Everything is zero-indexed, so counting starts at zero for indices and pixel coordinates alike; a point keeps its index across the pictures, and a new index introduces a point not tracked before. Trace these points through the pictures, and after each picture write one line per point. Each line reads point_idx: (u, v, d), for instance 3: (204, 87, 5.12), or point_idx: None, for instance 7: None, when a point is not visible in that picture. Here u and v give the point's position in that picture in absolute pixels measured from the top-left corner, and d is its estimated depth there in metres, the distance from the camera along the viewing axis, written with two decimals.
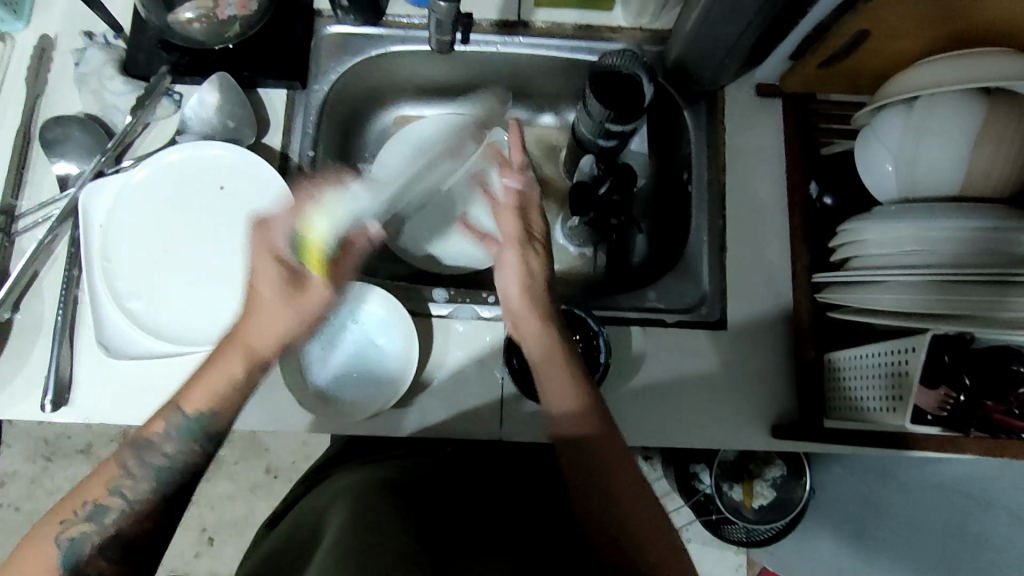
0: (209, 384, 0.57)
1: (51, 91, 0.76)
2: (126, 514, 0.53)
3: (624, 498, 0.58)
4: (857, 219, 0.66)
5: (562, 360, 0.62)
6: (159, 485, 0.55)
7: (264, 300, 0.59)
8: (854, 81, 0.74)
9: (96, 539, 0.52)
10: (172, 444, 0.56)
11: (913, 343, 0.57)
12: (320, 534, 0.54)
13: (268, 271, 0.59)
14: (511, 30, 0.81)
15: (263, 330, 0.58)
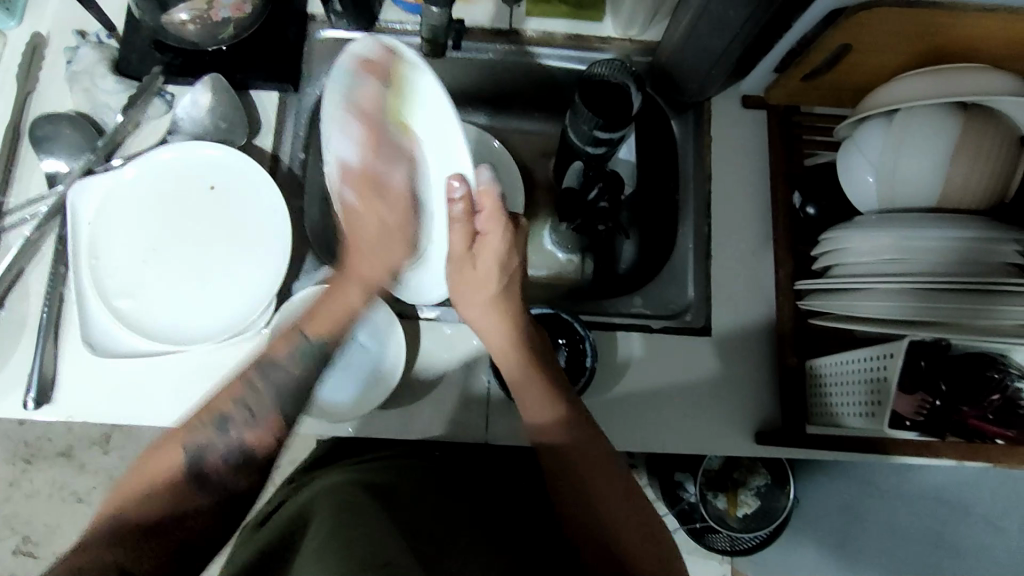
0: (339, 312, 0.63)
1: (42, 89, 0.76)
2: (253, 425, 0.56)
3: (595, 487, 0.61)
4: (839, 228, 0.68)
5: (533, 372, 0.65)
6: (278, 393, 0.58)
7: (388, 222, 0.70)
8: (837, 95, 0.76)
9: (227, 450, 0.55)
10: (297, 363, 0.60)
11: (891, 349, 0.58)
12: (308, 533, 0.54)
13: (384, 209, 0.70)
14: (503, 38, 0.82)
15: (388, 257, 0.68)
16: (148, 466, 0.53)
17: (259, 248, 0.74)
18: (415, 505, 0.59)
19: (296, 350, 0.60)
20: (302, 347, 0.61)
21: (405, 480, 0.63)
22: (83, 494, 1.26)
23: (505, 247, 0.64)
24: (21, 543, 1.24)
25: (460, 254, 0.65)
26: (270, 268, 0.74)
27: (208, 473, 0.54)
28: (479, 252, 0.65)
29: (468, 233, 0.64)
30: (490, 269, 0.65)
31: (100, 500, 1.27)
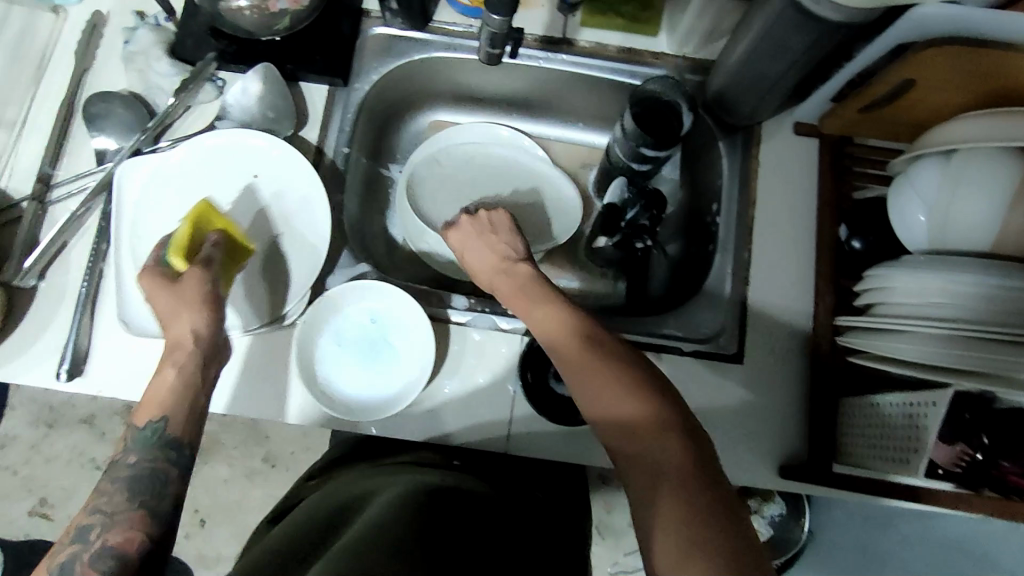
0: (183, 395, 0.58)
1: (98, 66, 0.77)
2: (112, 526, 0.52)
3: (658, 451, 0.48)
4: (886, 266, 0.66)
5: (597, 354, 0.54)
6: (132, 487, 0.54)
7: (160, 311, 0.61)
8: (893, 129, 0.74)
9: (87, 557, 0.50)
10: (133, 454, 0.56)
11: (933, 398, 0.57)
12: (347, 529, 0.56)
13: (194, 319, 0.60)
14: (554, 47, 0.81)
15: (187, 321, 0.60)
16: None
17: (298, 236, 0.75)
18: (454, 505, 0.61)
19: (138, 438, 0.56)
20: (137, 432, 0.56)
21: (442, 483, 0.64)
22: (99, 462, 1.28)
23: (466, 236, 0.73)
24: (37, 505, 1.27)
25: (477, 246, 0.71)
26: (307, 258, 0.74)
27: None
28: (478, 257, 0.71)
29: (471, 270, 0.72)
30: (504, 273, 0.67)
31: None
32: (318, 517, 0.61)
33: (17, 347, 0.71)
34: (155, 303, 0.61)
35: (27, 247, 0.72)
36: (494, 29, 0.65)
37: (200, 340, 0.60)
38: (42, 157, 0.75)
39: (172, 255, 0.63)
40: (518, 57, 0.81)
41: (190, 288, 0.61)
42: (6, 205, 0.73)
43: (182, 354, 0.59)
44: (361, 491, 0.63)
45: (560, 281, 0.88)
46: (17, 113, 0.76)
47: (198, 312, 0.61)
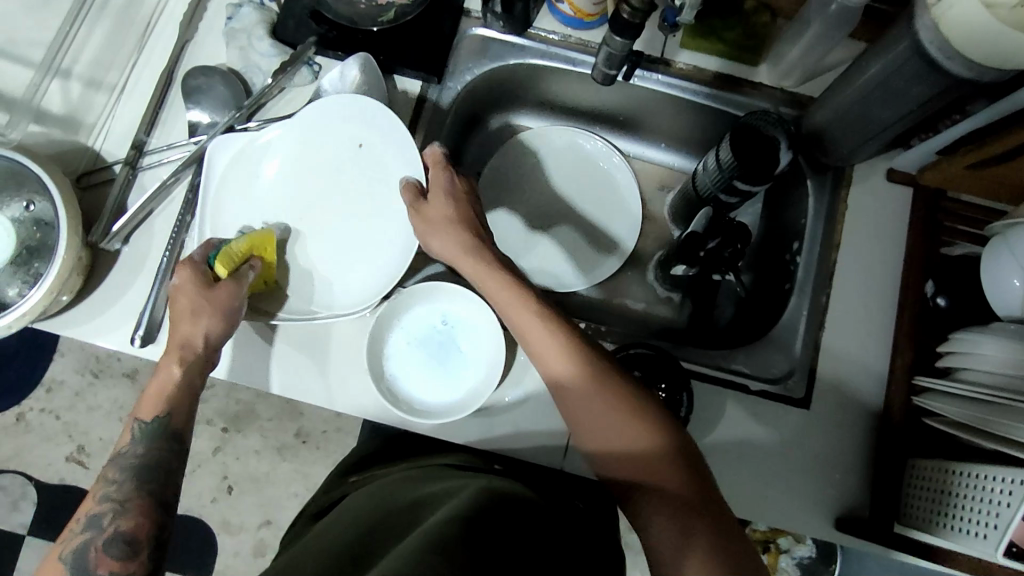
0: (160, 391, 0.61)
1: (200, 39, 0.78)
2: (121, 513, 0.56)
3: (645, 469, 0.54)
4: (981, 331, 0.64)
5: (599, 393, 0.58)
6: (140, 475, 0.59)
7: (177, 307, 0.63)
8: (997, 190, 0.72)
9: (99, 542, 0.55)
10: (140, 444, 0.60)
11: (1021, 477, 0.55)
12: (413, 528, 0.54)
13: (192, 324, 0.63)
14: (652, 66, 0.80)
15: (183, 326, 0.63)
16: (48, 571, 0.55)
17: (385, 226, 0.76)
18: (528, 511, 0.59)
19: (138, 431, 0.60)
20: (143, 424, 0.60)
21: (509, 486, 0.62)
22: None
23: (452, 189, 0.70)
24: (74, 452, 1.30)
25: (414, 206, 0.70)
26: (395, 249, 0.74)
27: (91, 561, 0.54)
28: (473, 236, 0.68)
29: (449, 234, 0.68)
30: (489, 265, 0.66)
31: None
32: (361, 519, 0.60)
33: (96, 307, 0.72)
34: (179, 294, 0.63)
35: (116, 211, 0.73)
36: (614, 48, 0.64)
37: (211, 343, 0.64)
38: (138, 123, 0.76)
39: (217, 265, 0.65)
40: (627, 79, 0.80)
41: (220, 300, 0.64)
42: (99, 167, 0.74)
43: (191, 355, 0.63)
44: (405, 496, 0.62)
45: (624, 300, 0.88)
46: (118, 77, 0.77)
47: (210, 314, 0.63)
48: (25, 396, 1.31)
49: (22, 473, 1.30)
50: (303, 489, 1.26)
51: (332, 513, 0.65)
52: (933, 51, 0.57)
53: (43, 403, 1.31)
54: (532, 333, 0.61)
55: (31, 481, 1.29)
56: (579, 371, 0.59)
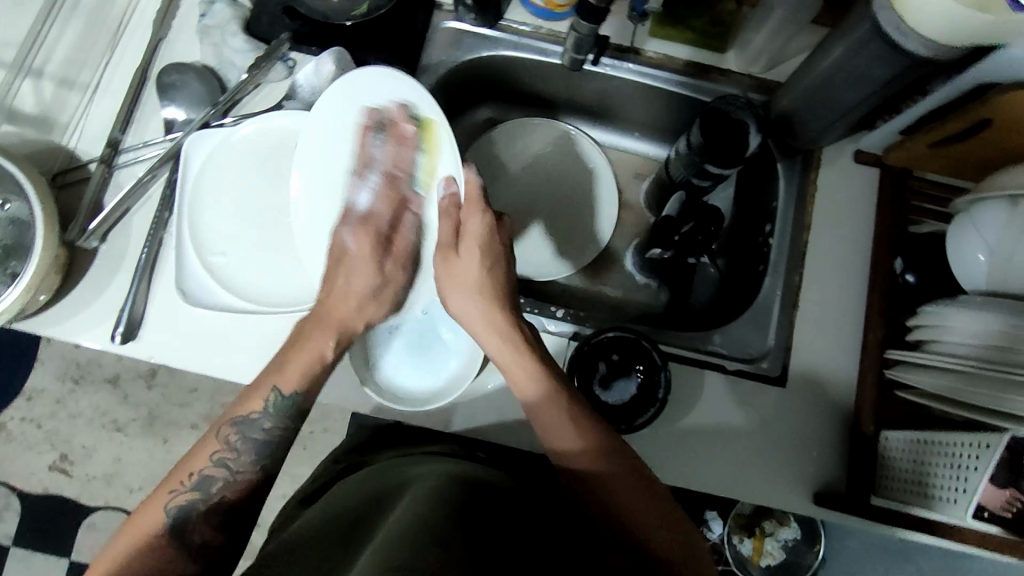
0: (305, 361, 0.63)
1: (173, 36, 0.78)
2: (230, 483, 0.59)
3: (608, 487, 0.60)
4: (944, 304, 0.66)
5: (564, 414, 0.63)
6: (259, 452, 0.60)
7: (342, 293, 0.67)
8: (958, 167, 0.74)
9: (203, 504, 0.57)
10: (270, 417, 0.61)
11: (987, 441, 0.57)
12: (390, 513, 0.55)
13: (358, 283, 0.67)
14: (623, 56, 0.81)
15: (362, 313, 0.68)
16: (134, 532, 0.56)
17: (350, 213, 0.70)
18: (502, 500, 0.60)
19: (272, 405, 0.61)
20: (277, 400, 0.61)
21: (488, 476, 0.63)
22: (121, 424, 1.30)
23: (487, 232, 0.67)
24: (58, 460, 1.28)
25: (444, 243, 0.67)
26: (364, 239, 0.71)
27: (187, 530, 0.56)
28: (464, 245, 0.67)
29: (455, 224, 0.67)
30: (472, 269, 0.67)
31: (137, 432, 1.30)
32: (351, 503, 0.61)
33: (74, 305, 0.72)
34: (354, 272, 0.67)
35: (93, 209, 0.73)
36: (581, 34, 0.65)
37: (365, 322, 0.69)
38: (112, 122, 0.76)
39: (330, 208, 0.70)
40: (597, 65, 0.81)
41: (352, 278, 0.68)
42: (74, 166, 0.74)
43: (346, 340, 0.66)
44: (393, 480, 0.63)
45: (602, 287, 0.90)
46: (91, 76, 0.77)
47: (389, 293, 0.70)
48: (5, 405, 1.29)
49: (5, 483, 1.28)
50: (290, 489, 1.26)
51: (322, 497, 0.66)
52: (893, 32, 0.59)
53: (24, 412, 1.29)
54: (501, 349, 0.66)
55: (15, 491, 1.28)
56: (527, 384, 0.64)
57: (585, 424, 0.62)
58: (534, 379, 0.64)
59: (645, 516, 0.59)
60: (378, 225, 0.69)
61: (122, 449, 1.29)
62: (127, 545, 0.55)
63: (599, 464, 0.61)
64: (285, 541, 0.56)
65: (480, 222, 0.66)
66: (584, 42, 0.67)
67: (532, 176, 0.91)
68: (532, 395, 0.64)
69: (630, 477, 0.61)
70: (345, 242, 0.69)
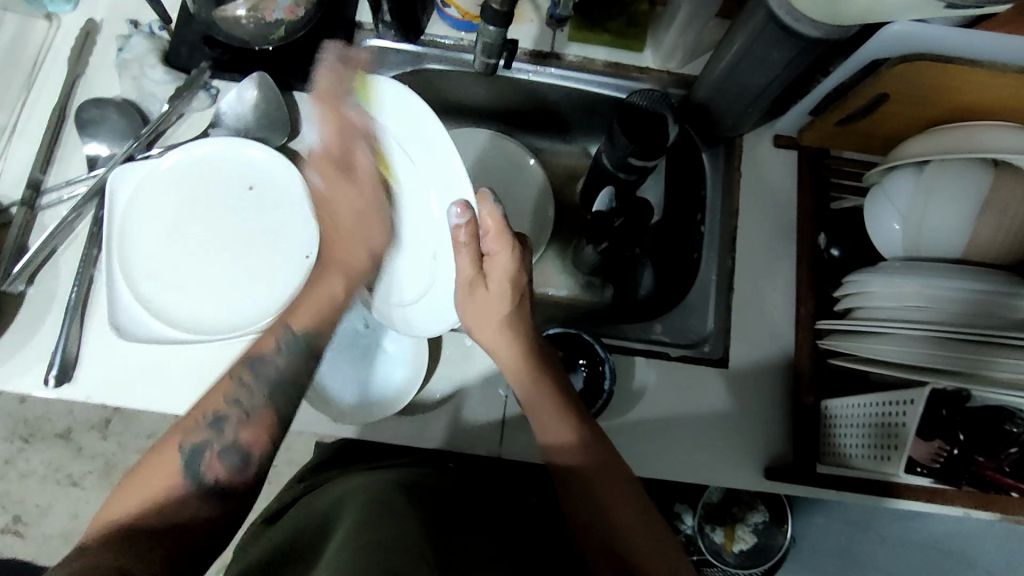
0: (317, 299, 0.68)
1: (91, 74, 0.78)
2: (246, 425, 0.59)
3: (600, 491, 0.61)
4: (863, 272, 0.69)
5: (547, 404, 0.64)
6: (271, 393, 0.61)
7: (339, 223, 0.74)
8: (867, 143, 0.78)
9: (218, 448, 0.57)
10: (283, 355, 0.63)
11: (912, 396, 0.59)
12: (337, 527, 0.54)
13: (353, 246, 0.74)
14: (543, 60, 0.83)
15: (355, 242, 0.74)
16: (157, 454, 0.57)
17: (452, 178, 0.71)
18: (450, 509, 0.59)
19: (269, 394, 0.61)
20: (289, 338, 0.64)
21: (439, 487, 0.63)
22: (77, 477, 1.25)
23: (514, 266, 0.62)
24: (10, 522, 1.23)
25: (469, 276, 0.65)
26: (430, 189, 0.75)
27: (201, 471, 0.56)
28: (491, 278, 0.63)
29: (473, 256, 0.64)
30: (502, 288, 0.63)
31: (95, 485, 1.25)
32: (311, 511, 0.61)
33: (3, 353, 0.70)
34: (337, 206, 0.75)
35: (17, 252, 0.72)
36: (493, 39, 0.66)
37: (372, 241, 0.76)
38: (32, 163, 0.75)
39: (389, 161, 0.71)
40: (510, 70, 0.83)
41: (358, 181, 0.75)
42: None
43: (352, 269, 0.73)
44: (350, 484, 0.63)
45: (548, 289, 0.90)
46: (7, 118, 0.76)
47: (373, 216, 0.76)
48: None
49: None
50: None
51: (286, 513, 0.66)
52: (784, 15, 0.63)
53: None
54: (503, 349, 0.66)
55: None
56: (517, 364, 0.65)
57: (570, 415, 0.64)
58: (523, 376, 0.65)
59: (623, 512, 0.60)
60: (331, 152, 0.73)
61: (78, 503, 1.25)
62: (151, 484, 0.54)
63: (581, 456, 0.62)
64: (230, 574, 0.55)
65: (508, 258, 0.61)
66: (495, 45, 0.67)
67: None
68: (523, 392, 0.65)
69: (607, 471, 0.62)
70: (314, 183, 0.75)
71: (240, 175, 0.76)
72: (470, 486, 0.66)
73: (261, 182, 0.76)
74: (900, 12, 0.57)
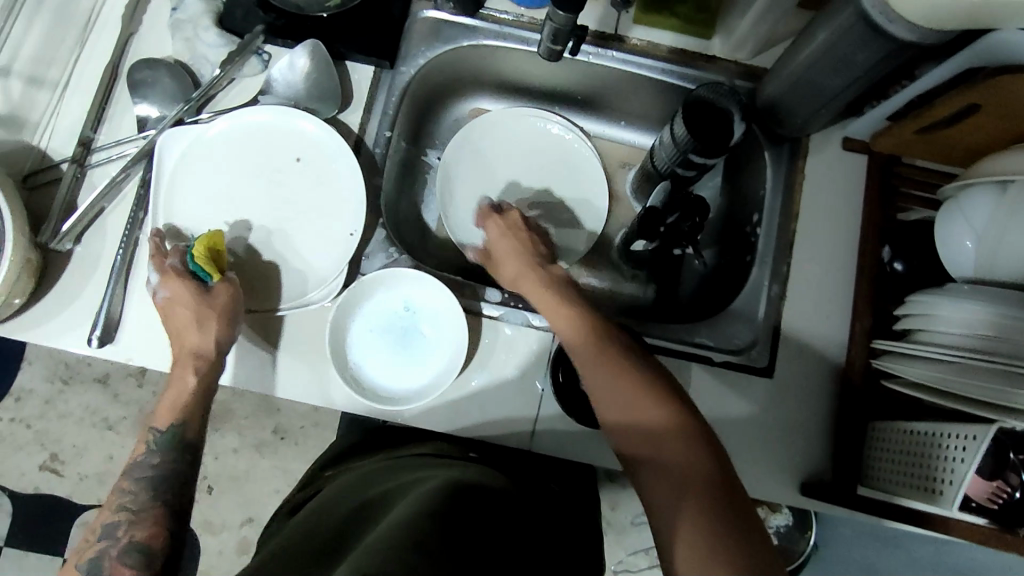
0: (177, 390, 0.65)
1: (145, 32, 0.77)
2: (136, 523, 0.58)
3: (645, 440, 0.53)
4: (929, 293, 0.65)
5: (593, 362, 0.60)
6: (155, 488, 0.61)
7: (180, 319, 0.65)
8: (946, 152, 0.73)
9: (113, 551, 0.56)
10: (153, 454, 0.62)
11: (974, 431, 0.56)
12: (381, 515, 0.54)
13: (196, 334, 0.65)
14: (606, 43, 0.80)
15: (196, 337, 0.65)
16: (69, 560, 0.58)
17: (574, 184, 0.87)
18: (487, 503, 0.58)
19: (153, 441, 0.63)
20: (158, 436, 0.63)
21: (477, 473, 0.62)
22: (113, 423, 1.28)
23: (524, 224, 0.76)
24: (48, 460, 1.26)
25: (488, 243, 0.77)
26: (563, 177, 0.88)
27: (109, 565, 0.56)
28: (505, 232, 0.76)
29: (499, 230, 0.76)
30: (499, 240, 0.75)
31: (129, 431, 1.28)
32: (330, 514, 0.58)
33: (47, 310, 0.71)
34: (179, 305, 0.66)
35: (66, 210, 0.72)
36: (559, 22, 0.63)
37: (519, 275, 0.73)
38: (84, 120, 0.74)
39: (209, 274, 0.66)
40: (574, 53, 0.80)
41: (221, 305, 0.66)
42: (45, 166, 0.73)
43: (204, 363, 0.65)
44: (380, 486, 0.61)
45: (591, 280, 0.88)
46: (60, 73, 0.75)
47: (209, 315, 0.65)
48: None
49: None
50: (283, 485, 1.25)
51: (311, 504, 0.65)
52: (876, 15, 0.58)
53: (11, 412, 1.27)
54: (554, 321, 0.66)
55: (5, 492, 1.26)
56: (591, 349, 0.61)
57: (658, 395, 0.55)
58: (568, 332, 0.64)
59: (667, 447, 0.52)
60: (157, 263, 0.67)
61: (111, 447, 1.27)
62: None
63: (675, 444, 0.52)
64: (257, 566, 0.54)
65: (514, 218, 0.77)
66: (561, 28, 0.65)
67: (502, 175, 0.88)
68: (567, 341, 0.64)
69: (704, 455, 0.51)
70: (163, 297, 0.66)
71: (292, 147, 0.75)
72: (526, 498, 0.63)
73: (312, 155, 0.75)
74: (1008, 19, 0.52)
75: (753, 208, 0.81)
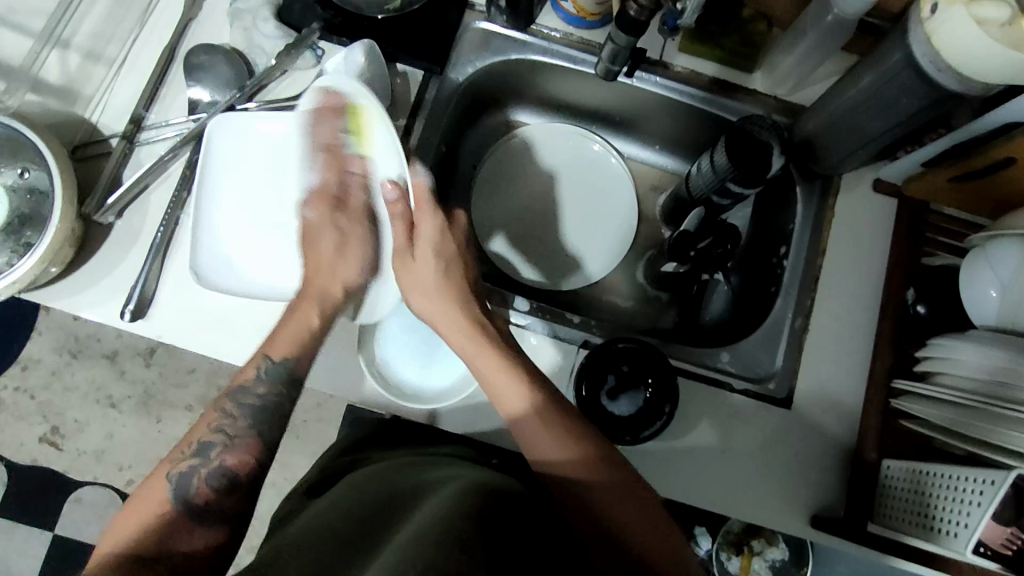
0: (297, 323, 0.62)
1: (203, 18, 0.78)
2: (229, 447, 0.56)
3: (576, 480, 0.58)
4: (953, 338, 0.66)
5: (534, 417, 0.60)
6: (258, 416, 0.58)
7: (321, 252, 0.67)
8: (976, 201, 0.74)
9: (204, 471, 0.54)
10: (263, 385, 0.58)
11: (991, 475, 0.57)
12: (413, 511, 0.54)
13: (351, 270, 0.67)
14: (651, 67, 0.81)
15: (336, 270, 0.66)
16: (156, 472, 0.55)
17: (607, 207, 0.90)
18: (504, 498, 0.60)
19: (263, 371, 0.59)
20: (268, 368, 0.59)
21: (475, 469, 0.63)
22: (115, 401, 1.28)
23: (438, 235, 0.65)
24: (48, 432, 1.26)
25: (400, 250, 0.65)
26: (598, 199, 0.90)
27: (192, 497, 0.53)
28: (420, 243, 0.65)
29: (408, 230, 0.65)
30: (430, 262, 0.65)
31: (131, 410, 1.28)
32: (351, 505, 0.59)
33: (84, 280, 0.72)
34: (319, 230, 0.68)
35: (110, 184, 0.73)
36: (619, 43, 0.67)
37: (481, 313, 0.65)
38: (137, 99, 0.76)
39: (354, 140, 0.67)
40: (632, 78, 0.82)
41: (359, 215, 0.68)
42: (94, 140, 0.74)
43: (333, 302, 0.65)
44: (410, 480, 0.62)
45: (614, 297, 0.90)
46: (117, 51, 0.77)
47: (355, 244, 0.67)
48: None
49: None
50: (280, 478, 1.24)
51: (326, 492, 0.65)
52: (925, 63, 0.60)
53: (17, 382, 1.27)
54: (476, 360, 0.63)
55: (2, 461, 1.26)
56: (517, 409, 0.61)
57: (579, 437, 0.59)
58: (509, 378, 0.61)
59: (596, 488, 0.57)
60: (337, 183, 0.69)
61: (112, 425, 1.27)
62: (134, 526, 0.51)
63: (596, 479, 0.57)
64: (274, 545, 0.54)
65: (431, 225, 0.65)
66: (622, 51, 0.68)
67: (540, 190, 0.91)
68: (505, 393, 0.61)
69: (625, 490, 0.57)
70: (304, 217, 0.69)
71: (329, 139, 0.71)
72: (543, 501, 0.63)
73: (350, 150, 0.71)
74: None
75: (781, 241, 0.83)
